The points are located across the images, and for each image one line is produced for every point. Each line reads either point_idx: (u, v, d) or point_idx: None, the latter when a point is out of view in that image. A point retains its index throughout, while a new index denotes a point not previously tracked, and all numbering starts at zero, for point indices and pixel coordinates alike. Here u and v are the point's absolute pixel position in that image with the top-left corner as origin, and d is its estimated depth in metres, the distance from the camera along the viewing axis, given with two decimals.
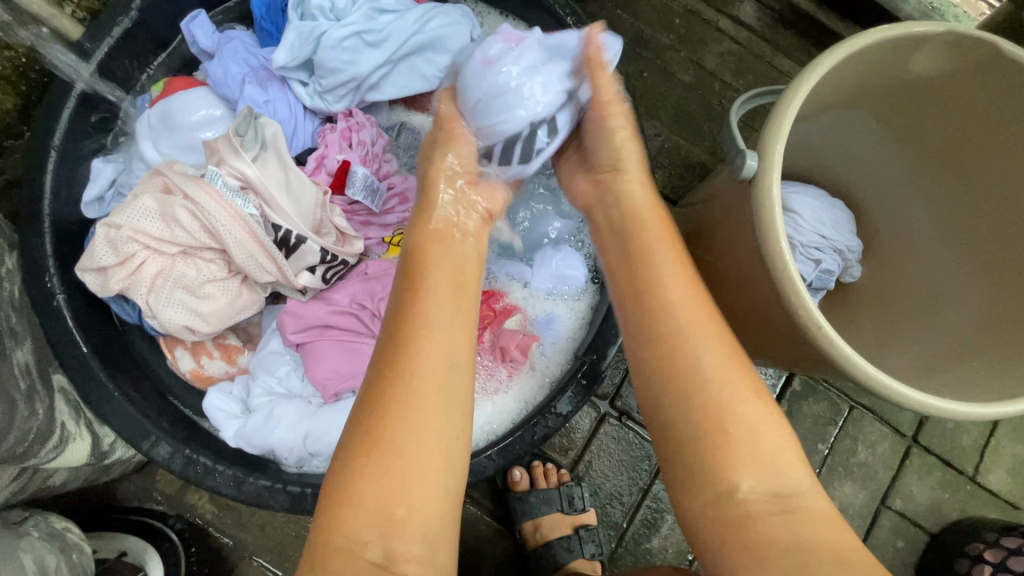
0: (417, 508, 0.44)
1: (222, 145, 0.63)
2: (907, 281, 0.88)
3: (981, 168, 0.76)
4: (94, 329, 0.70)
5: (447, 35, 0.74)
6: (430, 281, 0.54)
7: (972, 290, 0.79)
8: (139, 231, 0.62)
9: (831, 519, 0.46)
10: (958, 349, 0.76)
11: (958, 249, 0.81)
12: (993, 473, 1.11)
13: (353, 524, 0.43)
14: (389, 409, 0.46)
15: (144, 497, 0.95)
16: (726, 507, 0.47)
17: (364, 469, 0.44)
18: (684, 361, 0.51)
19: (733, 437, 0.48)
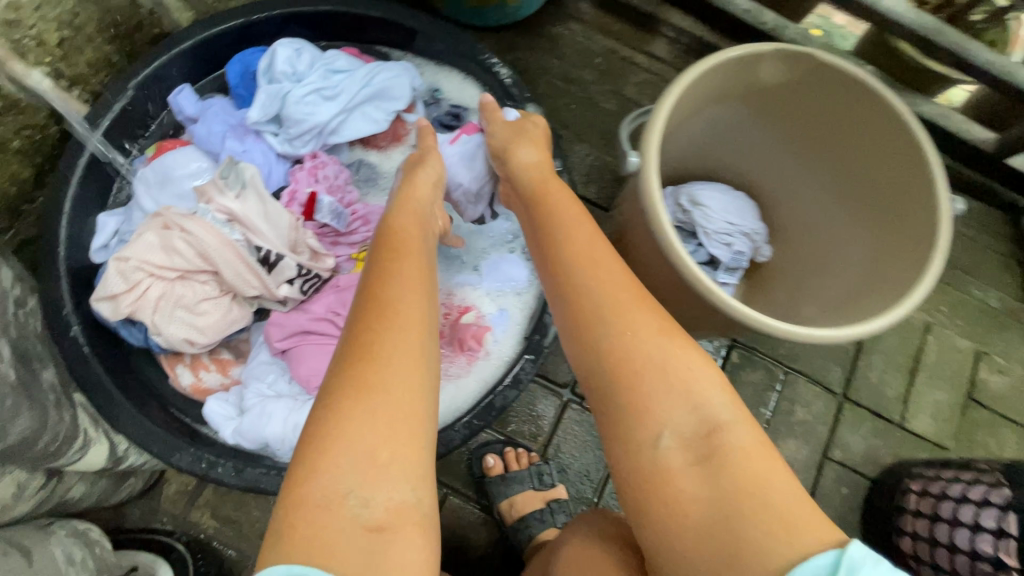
0: (398, 450, 0.53)
1: (210, 187, 0.79)
2: (805, 248, 1.05)
3: (832, 150, 0.95)
4: (106, 354, 0.82)
5: (391, 87, 0.92)
6: (399, 268, 0.63)
7: (848, 249, 0.96)
8: (144, 262, 0.75)
9: (757, 451, 0.54)
10: (849, 295, 0.92)
11: (838, 213, 0.98)
12: (917, 419, 1.25)
13: (341, 459, 0.51)
14: (377, 361, 0.55)
15: (151, 519, 1.04)
16: (654, 458, 0.56)
17: (354, 410, 0.53)
18: (625, 325, 0.60)
19: (655, 391, 0.57)
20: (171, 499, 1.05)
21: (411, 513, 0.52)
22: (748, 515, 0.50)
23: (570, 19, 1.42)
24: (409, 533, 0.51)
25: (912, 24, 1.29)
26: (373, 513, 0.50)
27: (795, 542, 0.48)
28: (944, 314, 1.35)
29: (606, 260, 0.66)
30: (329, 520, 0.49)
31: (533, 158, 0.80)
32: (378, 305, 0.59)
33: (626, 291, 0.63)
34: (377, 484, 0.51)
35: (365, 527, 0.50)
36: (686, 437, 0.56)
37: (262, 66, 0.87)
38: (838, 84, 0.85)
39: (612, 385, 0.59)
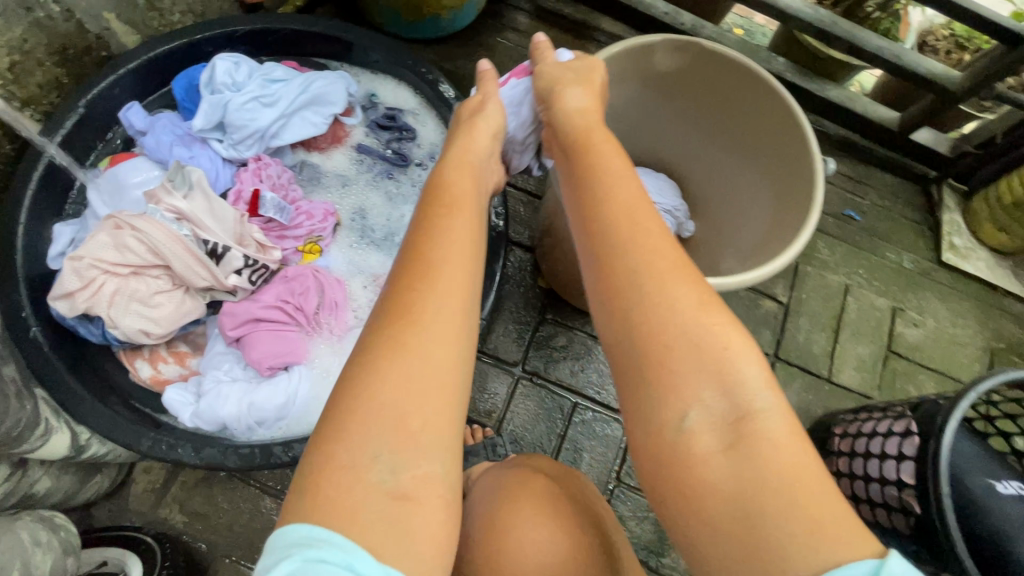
0: (428, 423, 0.55)
1: (159, 190, 0.86)
2: (718, 219, 1.16)
3: (728, 128, 1.06)
4: (66, 352, 0.87)
5: (327, 93, 1.01)
6: (449, 240, 0.66)
7: (752, 213, 1.06)
8: (98, 260, 0.81)
9: (795, 441, 0.52)
10: (752, 253, 1.03)
11: (742, 185, 1.09)
12: (844, 372, 1.36)
13: (369, 419, 0.54)
14: (414, 328, 0.58)
15: (120, 517, 1.07)
16: (673, 438, 0.55)
17: (387, 375, 0.55)
18: (664, 297, 0.58)
19: (707, 363, 0.55)
20: (139, 497, 1.09)
21: (437, 488, 0.53)
22: (774, 509, 0.48)
23: (504, 29, 1.54)
24: (433, 507, 0.53)
25: (809, 18, 1.43)
26: (398, 485, 0.52)
27: (823, 547, 0.46)
28: (862, 276, 1.48)
29: (649, 230, 0.64)
30: (357, 484, 0.51)
31: (583, 128, 0.78)
32: (423, 275, 0.62)
33: (668, 263, 0.61)
34: (406, 454, 0.53)
35: (390, 495, 0.51)
36: (716, 417, 0.54)
37: (204, 79, 0.96)
38: (724, 67, 0.97)
39: (647, 353, 0.57)
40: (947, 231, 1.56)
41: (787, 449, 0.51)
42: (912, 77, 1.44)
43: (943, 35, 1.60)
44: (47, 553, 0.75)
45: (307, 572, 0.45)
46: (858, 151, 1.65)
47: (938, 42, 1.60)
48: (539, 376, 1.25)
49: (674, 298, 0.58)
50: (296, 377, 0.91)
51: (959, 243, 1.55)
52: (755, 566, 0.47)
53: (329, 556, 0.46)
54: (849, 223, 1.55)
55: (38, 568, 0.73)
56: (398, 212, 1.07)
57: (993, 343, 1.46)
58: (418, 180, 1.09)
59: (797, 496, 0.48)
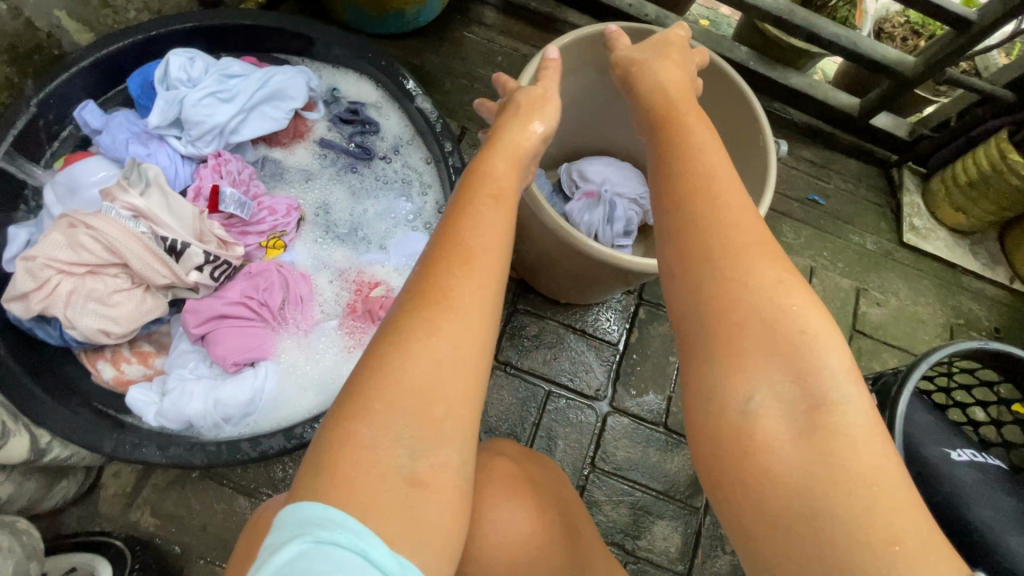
0: (450, 413, 0.54)
1: (115, 188, 0.85)
2: None
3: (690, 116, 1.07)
4: (23, 355, 0.85)
5: (287, 87, 1.00)
6: (485, 226, 0.62)
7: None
8: (52, 259, 0.80)
9: (883, 443, 0.46)
10: None
11: None
12: None
13: (389, 402, 0.52)
14: (445, 312, 0.56)
15: (89, 523, 1.05)
16: (737, 418, 0.48)
17: (408, 357, 0.54)
18: (746, 271, 0.51)
19: (792, 346, 0.48)
20: (109, 502, 1.07)
21: (453, 478, 0.53)
22: (847, 513, 0.43)
23: (469, 23, 1.54)
24: (448, 496, 0.52)
25: (767, 7, 1.45)
26: (415, 470, 0.51)
27: (905, 566, 0.40)
28: (827, 259, 1.51)
29: (731, 204, 0.56)
30: (376, 467, 0.50)
31: (660, 100, 0.70)
32: (458, 258, 0.59)
33: (751, 239, 0.53)
34: (425, 438, 0.52)
35: (407, 481, 0.50)
36: (790, 410, 0.47)
37: (159, 75, 0.94)
38: None
39: (720, 333, 0.50)
40: (908, 213, 1.61)
41: (881, 464, 0.45)
42: (868, 63, 1.47)
43: (899, 22, 1.63)
44: (7, 558, 0.73)
45: (321, 553, 0.43)
46: (821, 137, 1.69)
47: (894, 30, 1.63)
48: (511, 366, 1.26)
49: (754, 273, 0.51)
50: (262, 372, 0.90)
51: (919, 224, 1.59)
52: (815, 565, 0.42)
53: (341, 538, 0.44)
54: (813, 207, 1.58)
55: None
56: (362, 205, 1.07)
57: (953, 319, 1.51)
58: (382, 172, 1.09)
59: (876, 498, 0.43)
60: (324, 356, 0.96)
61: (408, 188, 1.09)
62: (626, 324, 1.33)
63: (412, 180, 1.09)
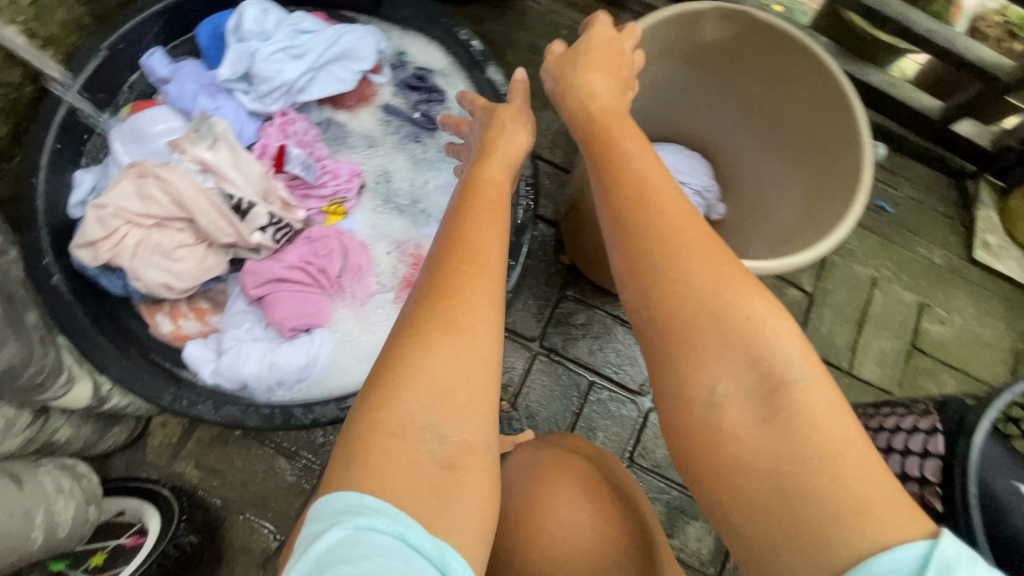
0: (475, 395, 0.53)
1: (184, 140, 0.84)
2: (749, 202, 1.13)
3: (775, 109, 1.02)
4: (87, 303, 0.85)
5: (357, 47, 0.96)
6: (485, 216, 0.63)
7: (788, 198, 1.03)
8: (121, 209, 0.79)
9: (839, 420, 0.49)
10: (788, 234, 1.00)
11: (779, 165, 1.06)
12: (864, 365, 1.35)
13: (416, 394, 0.51)
14: (460, 296, 0.55)
15: (136, 469, 1.08)
16: (704, 410, 0.52)
17: (436, 348, 0.53)
18: (684, 272, 0.54)
19: (737, 343, 0.52)
20: (156, 451, 1.09)
21: (482, 462, 0.52)
22: (821, 489, 0.46)
23: None
24: (479, 482, 0.51)
25: None
26: (445, 453, 0.51)
27: (870, 528, 0.44)
28: (890, 270, 1.44)
29: (675, 199, 0.58)
30: (404, 457, 0.49)
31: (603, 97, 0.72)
32: (464, 251, 0.59)
33: (692, 235, 0.56)
34: (450, 423, 0.52)
35: (436, 469, 0.50)
36: (750, 398, 0.51)
37: (231, 26, 0.91)
38: (781, 43, 0.92)
39: (682, 328, 0.53)
40: (980, 228, 1.52)
41: (844, 439, 0.48)
42: (962, 65, 1.36)
43: (995, 21, 1.38)
44: (68, 500, 0.77)
45: (360, 539, 0.43)
46: (895, 141, 1.59)
47: (988, 30, 1.38)
48: (556, 353, 1.24)
49: (692, 273, 0.54)
50: (317, 339, 0.90)
51: (991, 241, 1.50)
52: (802, 542, 0.46)
53: (381, 524, 0.45)
54: (880, 215, 1.50)
55: (60, 516, 0.74)
56: (423, 177, 1.03)
57: (1018, 345, 1.43)
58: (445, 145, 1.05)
59: (835, 472, 0.46)
60: (380, 327, 0.95)
61: None
62: None
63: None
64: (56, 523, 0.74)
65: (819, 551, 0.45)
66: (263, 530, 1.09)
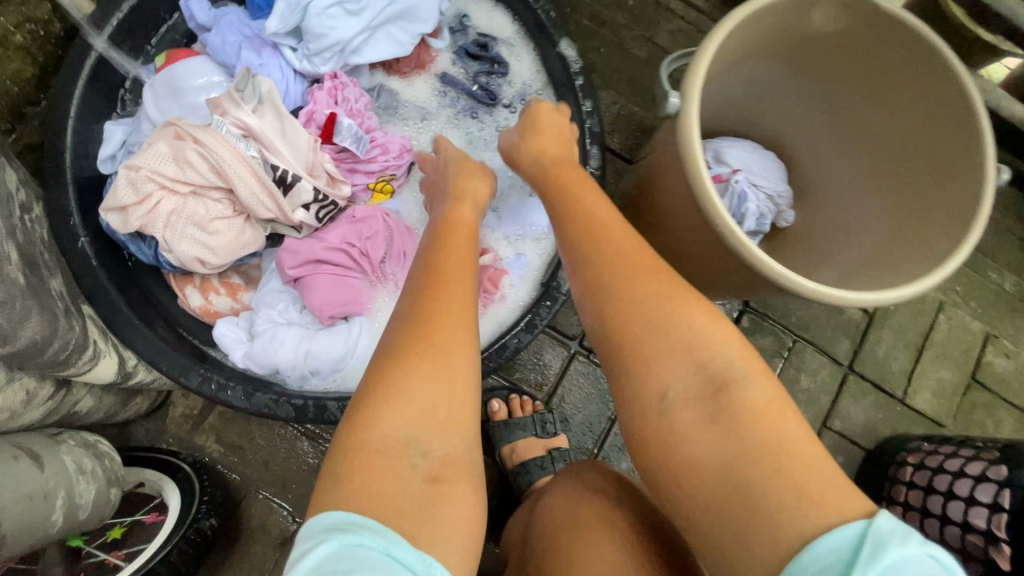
0: (451, 409, 0.60)
1: (224, 100, 0.75)
2: (822, 215, 1.03)
3: (863, 116, 0.93)
4: (114, 270, 0.79)
5: (418, 6, 0.86)
6: (458, 252, 0.71)
7: (866, 219, 0.95)
8: (155, 172, 0.72)
9: (775, 420, 0.54)
10: (873, 258, 0.90)
11: (870, 179, 0.95)
12: (919, 395, 1.26)
13: (395, 420, 0.58)
14: (429, 324, 0.63)
15: (156, 439, 1.05)
16: (656, 415, 0.57)
17: (410, 376, 0.60)
18: (623, 298, 0.60)
19: (670, 357, 0.58)
20: (176, 421, 1.05)
21: (464, 471, 0.60)
22: (763, 489, 0.51)
23: None
24: (463, 490, 0.58)
25: None
26: (428, 467, 0.57)
27: (811, 512, 0.48)
28: (959, 295, 1.32)
29: (617, 225, 0.65)
30: (392, 468, 0.56)
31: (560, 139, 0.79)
32: (438, 286, 0.66)
33: (634, 261, 0.62)
34: (427, 436, 0.59)
35: (422, 476, 0.57)
36: (697, 406, 0.56)
37: None
38: (905, 45, 0.80)
39: (631, 347, 0.59)
40: None
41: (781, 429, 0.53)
42: None
43: None
44: (91, 482, 0.72)
45: (347, 554, 0.48)
46: None
47: None
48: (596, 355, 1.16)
49: (633, 298, 0.60)
50: (356, 329, 0.83)
51: None
52: (762, 535, 0.49)
53: (366, 540, 0.49)
54: None
55: (82, 499, 0.70)
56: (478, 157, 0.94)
57: None
58: (504, 123, 0.95)
59: (782, 472, 0.51)
60: None
61: None
62: None
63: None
64: (77, 505, 0.69)
65: (767, 543, 0.49)
66: (283, 513, 1.05)
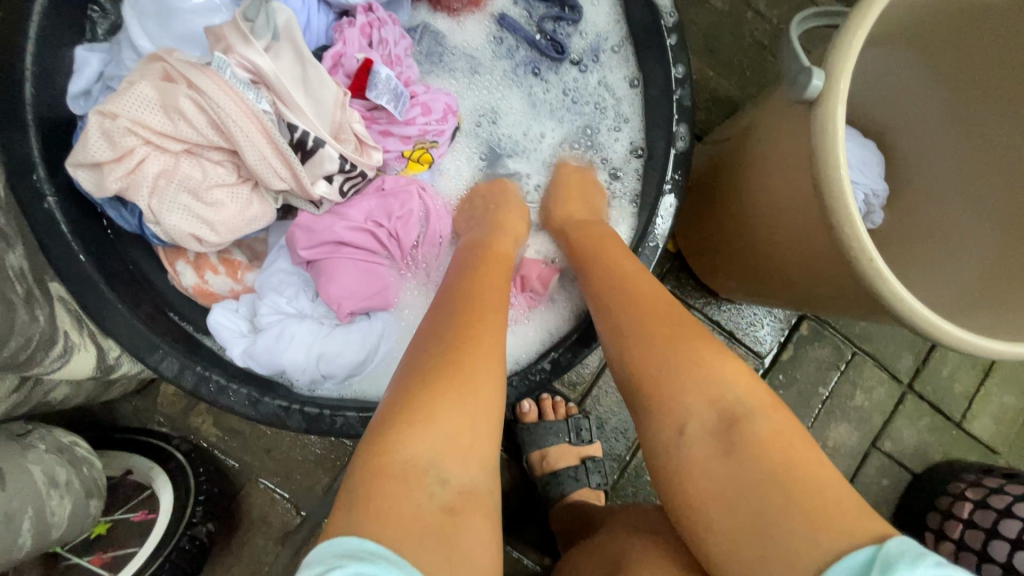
0: (481, 440, 0.50)
1: (229, 31, 0.60)
2: (916, 214, 0.80)
3: (991, 129, 0.72)
4: (92, 239, 0.64)
5: None
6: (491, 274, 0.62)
7: (965, 233, 0.74)
8: (138, 122, 0.57)
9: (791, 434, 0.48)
10: (975, 284, 0.70)
11: (970, 181, 0.75)
12: (978, 420, 1.16)
13: (425, 442, 0.47)
14: (473, 334, 0.54)
15: (147, 419, 0.93)
16: (675, 452, 0.51)
17: (448, 391, 0.49)
18: (644, 337, 0.55)
19: (682, 378, 0.52)
20: (169, 399, 0.93)
21: (482, 505, 0.47)
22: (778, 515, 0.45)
23: None
24: (480, 525, 0.46)
25: None
26: (446, 498, 0.46)
27: (821, 534, 0.43)
28: None
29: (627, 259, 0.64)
30: (408, 499, 0.44)
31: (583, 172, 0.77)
32: (473, 304, 0.56)
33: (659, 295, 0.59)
34: (454, 465, 0.48)
35: (440, 507, 0.45)
36: (709, 430, 0.50)
37: None
38: None
39: (636, 374, 0.55)
40: None
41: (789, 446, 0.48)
42: None
43: None
44: (65, 496, 0.61)
45: None
46: None
47: None
48: None
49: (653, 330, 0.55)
50: (379, 328, 0.71)
51: None
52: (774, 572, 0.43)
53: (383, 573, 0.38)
54: None
55: (54, 517, 0.59)
56: (540, 128, 0.81)
57: None
58: (572, 85, 0.81)
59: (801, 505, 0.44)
60: None
61: (601, 113, 0.80)
62: (780, 338, 1.12)
63: (606, 106, 0.80)
64: (48, 525, 0.58)
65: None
66: (287, 503, 0.93)
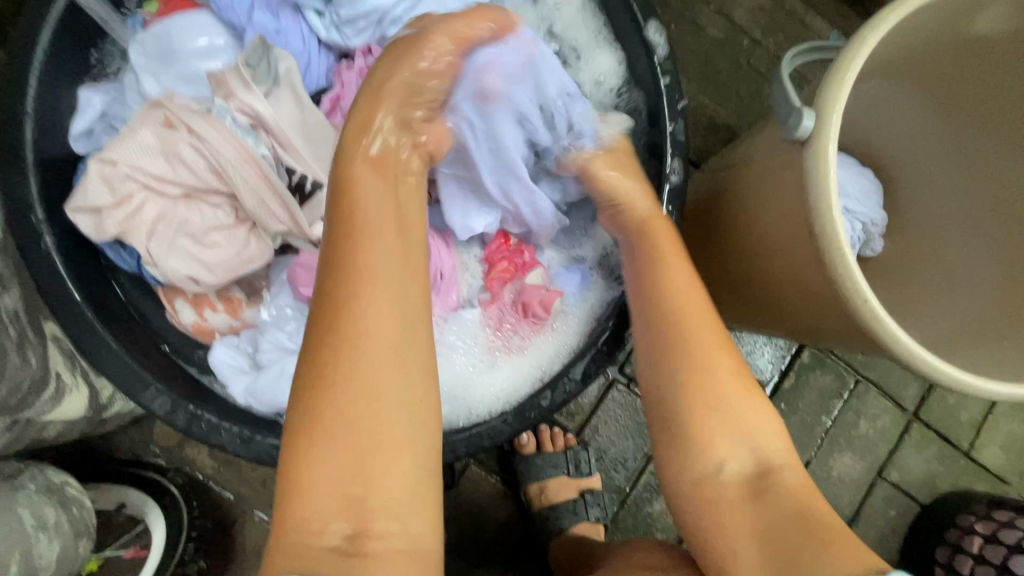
0: (376, 484, 0.47)
1: (232, 78, 0.63)
2: (920, 244, 0.79)
3: (988, 159, 0.72)
4: (88, 276, 0.64)
5: None
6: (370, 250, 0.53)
7: (968, 266, 0.73)
8: (137, 169, 0.61)
9: None
10: (980, 319, 0.69)
11: (973, 212, 0.74)
12: (987, 449, 1.13)
13: (317, 506, 0.47)
14: (329, 381, 0.48)
15: (142, 450, 0.92)
16: None
17: (316, 447, 0.47)
18: None
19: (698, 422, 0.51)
20: (165, 431, 0.92)
21: (394, 539, 0.47)
22: None
23: None
24: (388, 559, 0.46)
25: None
26: (348, 542, 0.46)
27: None
28: None
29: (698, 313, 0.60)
30: (305, 552, 0.45)
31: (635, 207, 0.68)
32: (335, 324, 0.50)
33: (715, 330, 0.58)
34: (352, 514, 0.47)
35: (340, 553, 0.46)
36: None
37: None
38: None
39: None
40: None
41: None
42: None
43: None
44: (54, 539, 0.61)
45: None
46: None
47: None
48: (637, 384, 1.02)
49: None
50: None
51: None
52: None
53: None
54: None
55: (42, 560, 0.59)
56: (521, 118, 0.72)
57: None
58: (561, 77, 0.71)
59: None
60: (460, 353, 0.75)
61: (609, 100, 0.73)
62: (781, 366, 1.10)
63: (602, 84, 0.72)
64: (36, 568, 0.58)
65: None
66: None
